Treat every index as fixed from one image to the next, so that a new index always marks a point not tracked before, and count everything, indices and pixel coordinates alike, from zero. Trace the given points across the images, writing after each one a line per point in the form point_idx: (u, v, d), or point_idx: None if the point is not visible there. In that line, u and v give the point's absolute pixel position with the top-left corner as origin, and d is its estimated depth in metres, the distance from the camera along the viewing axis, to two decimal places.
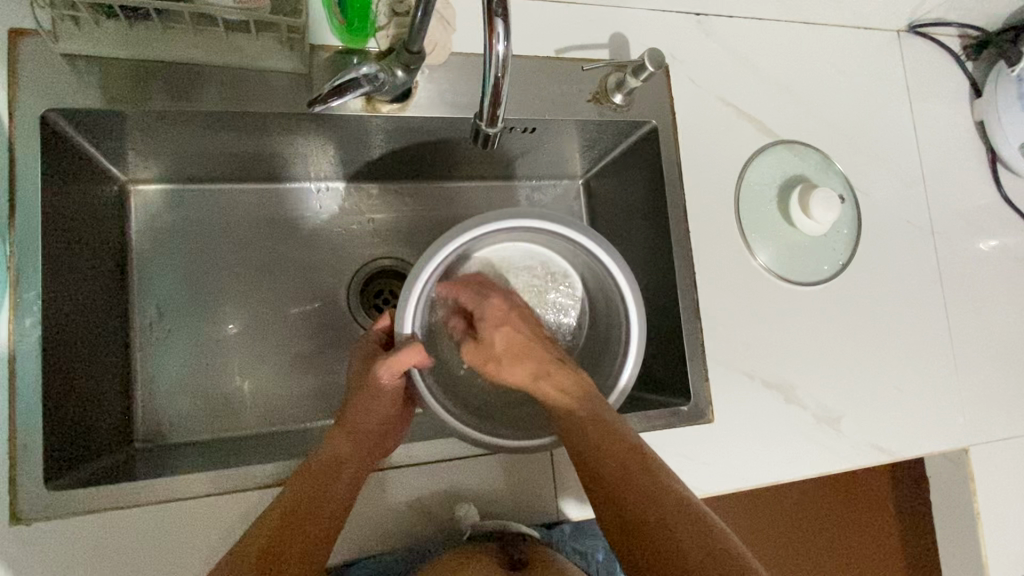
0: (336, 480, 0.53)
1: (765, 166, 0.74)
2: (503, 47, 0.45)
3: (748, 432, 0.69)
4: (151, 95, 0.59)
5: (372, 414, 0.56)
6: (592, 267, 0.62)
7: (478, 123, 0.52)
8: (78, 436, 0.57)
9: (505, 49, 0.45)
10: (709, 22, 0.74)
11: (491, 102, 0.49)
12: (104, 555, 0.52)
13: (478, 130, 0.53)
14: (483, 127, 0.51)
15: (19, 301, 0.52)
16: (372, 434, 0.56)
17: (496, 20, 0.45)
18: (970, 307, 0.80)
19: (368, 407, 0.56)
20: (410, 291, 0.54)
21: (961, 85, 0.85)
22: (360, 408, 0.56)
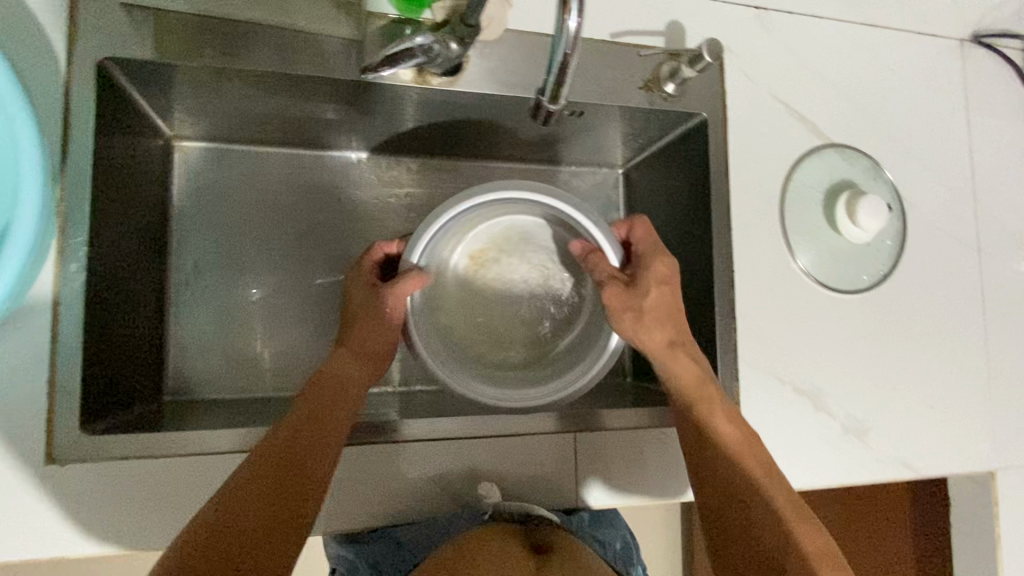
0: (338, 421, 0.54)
1: (813, 168, 0.73)
2: (575, 22, 0.43)
3: (773, 436, 0.68)
4: (204, 51, 0.58)
5: (378, 339, 0.57)
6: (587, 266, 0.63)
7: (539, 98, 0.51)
8: (114, 383, 0.58)
9: (576, 25, 0.43)
10: (768, 16, 0.73)
11: (556, 81, 0.49)
12: (134, 501, 0.53)
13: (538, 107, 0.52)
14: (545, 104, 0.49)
15: (65, 246, 0.53)
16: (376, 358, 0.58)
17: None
18: (1010, 328, 0.78)
19: (373, 332, 0.57)
20: (433, 224, 0.54)
21: (1021, 100, 0.82)
22: (367, 332, 0.57)
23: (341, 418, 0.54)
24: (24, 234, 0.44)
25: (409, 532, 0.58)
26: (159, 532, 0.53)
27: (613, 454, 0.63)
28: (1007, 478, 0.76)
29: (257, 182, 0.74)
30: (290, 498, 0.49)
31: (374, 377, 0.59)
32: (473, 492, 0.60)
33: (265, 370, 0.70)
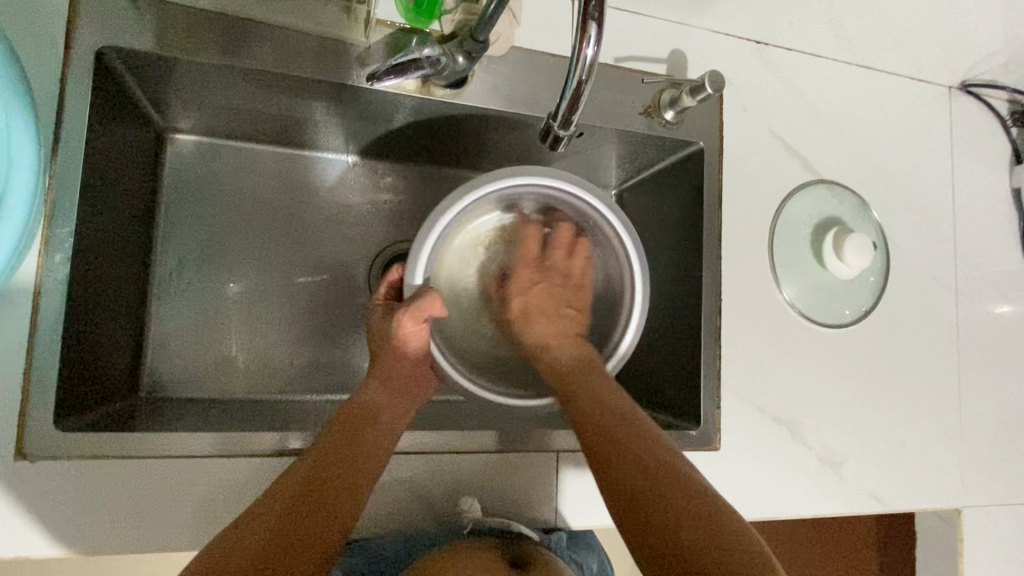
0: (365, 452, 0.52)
1: (804, 203, 0.74)
2: (593, 51, 0.42)
3: (751, 464, 0.69)
4: (207, 47, 0.58)
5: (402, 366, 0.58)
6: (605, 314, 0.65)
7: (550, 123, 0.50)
8: (90, 378, 0.56)
9: (594, 53, 0.43)
10: (769, 51, 0.74)
11: (568, 105, 0.47)
12: (104, 502, 0.52)
13: (549, 130, 0.51)
14: (556, 128, 0.49)
15: (51, 236, 0.51)
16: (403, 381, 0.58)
17: (591, 22, 0.42)
18: (983, 370, 0.81)
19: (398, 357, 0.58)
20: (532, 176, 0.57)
21: (1003, 150, 0.85)
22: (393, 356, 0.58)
23: (369, 444, 0.53)
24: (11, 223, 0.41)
25: (384, 546, 0.57)
26: (128, 535, 0.52)
27: (590, 472, 0.63)
28: (971, 514, 0.78)
29: (252, 180, 0.73)
30: (302, 535, 0.47)
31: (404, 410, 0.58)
32: (453, 506, 0.60)
33: (246, 371, 0.69)
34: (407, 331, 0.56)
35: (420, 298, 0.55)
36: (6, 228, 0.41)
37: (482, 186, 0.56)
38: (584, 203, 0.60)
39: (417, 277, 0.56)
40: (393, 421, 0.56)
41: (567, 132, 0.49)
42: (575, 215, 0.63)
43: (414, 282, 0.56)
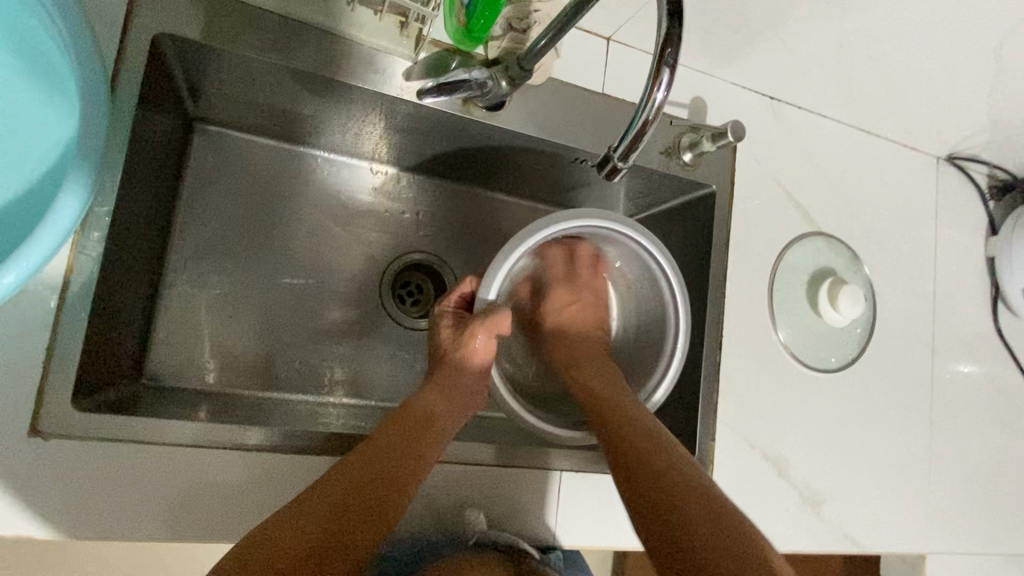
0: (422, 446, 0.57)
1: (802, 252, 0.78)
2: (663, 94, 0.45)
3: (738, 497, 0.72)
4: (257, 43, 0.59)
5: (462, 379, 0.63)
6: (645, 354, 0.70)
7: (610, 154, 0.51)
8: (104, 359, 0.56)
9: (663, 97, 0.46)
10: (779, 107, 0.80)
11: (631, 140, 0.49)
12: (108, 486, 0.51)
13: (607, 161, 0.52)
14: (616, 161, 0.50)
15: (89, 214, 0.52)
16: (463, 388, 0.63)
17: (663, 69, 0.45)
18: (952, 423, 0.85)
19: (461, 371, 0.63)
20: (619, 224, 0.62)
21: (980, 220, 0.92)
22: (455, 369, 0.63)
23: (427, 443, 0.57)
24: (71, 198, 0.42)
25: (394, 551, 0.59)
26: (130, 521, 0.51)
27: (588, 492, 0.65)
28: (934, 561, 0.82)
29: (275, 178, 0.74)
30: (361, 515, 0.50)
31: (459, 416, 0.62)
32: (457, 518, 0.61)
33: (254, 367, 0.69)
34: (479, 342, 0.62)
35: (494, 313, 0.61)
36: (63, 217, 0.42)
37: (580, 222, 0.60)
38: (654, 264, 0.65)
39: (491, 295, 0.61)
40: (448, 427, 0.60)
41: (624, 164, 0.51)
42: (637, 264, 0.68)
43: (488, 298, 0.61)
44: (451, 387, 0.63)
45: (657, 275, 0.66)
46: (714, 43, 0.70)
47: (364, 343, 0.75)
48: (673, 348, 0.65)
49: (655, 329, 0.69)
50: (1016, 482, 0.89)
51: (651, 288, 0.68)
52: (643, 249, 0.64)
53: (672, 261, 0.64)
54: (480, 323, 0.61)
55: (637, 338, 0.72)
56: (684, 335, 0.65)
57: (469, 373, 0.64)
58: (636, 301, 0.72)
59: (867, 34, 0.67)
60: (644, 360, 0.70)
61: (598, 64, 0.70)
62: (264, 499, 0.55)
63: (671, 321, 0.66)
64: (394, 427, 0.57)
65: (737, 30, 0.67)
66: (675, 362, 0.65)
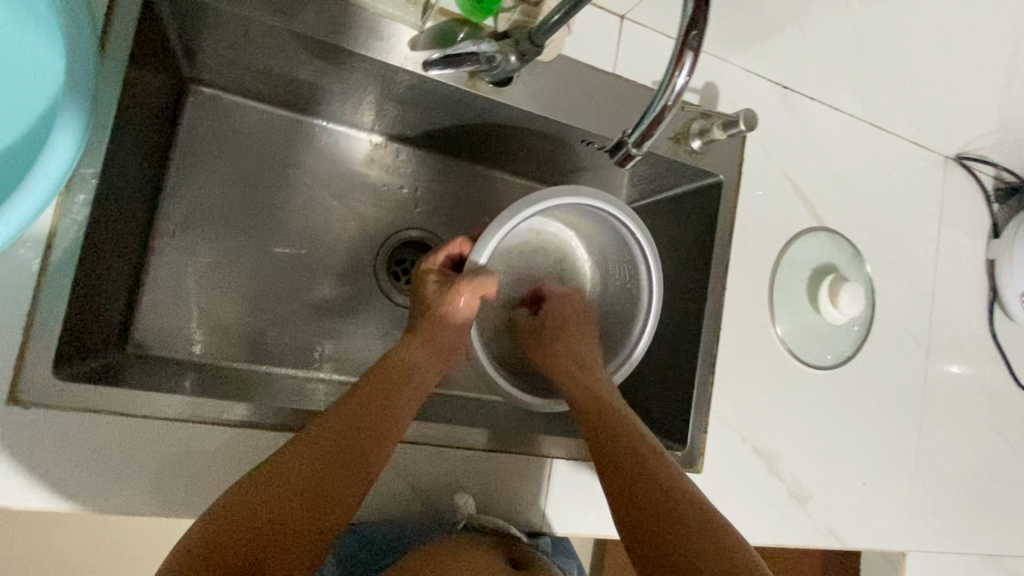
0: (398, 403, 0.56)
1: (805, 247, 0.77)
2: (685, 78, 0.43)
3: (727, 490, 0.72)
4: (256, 4, 0.56)
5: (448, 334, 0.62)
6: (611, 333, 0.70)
7: (623, 139, 0.49)
8: (88, 327, 0.54)
9: (684, 82, 0.44)
10: (792, 97, 0.78)
11: (647, 127, 0.47)
12: (90, 457, 0.50)
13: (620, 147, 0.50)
14: (630, 147, 0.48)
15: (75, 175, 0.50)
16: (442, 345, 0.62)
17: (687, 52, 0.43)
18: (940, 424, 0.86)
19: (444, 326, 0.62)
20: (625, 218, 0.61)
21: (984, 222, 0.91)
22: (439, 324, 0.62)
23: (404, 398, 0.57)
24: (60, 147, 0.41)
25: (377, 530, 0.58)
26: (110, 493, 0.50)
27: (580, 482, 0.65)
28: (916, 559, 0.83)
29: (269, 145, 0.72)
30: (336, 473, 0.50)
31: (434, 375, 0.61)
32: (446, 502, 0.60)
33: (239, 338, 0.68)
34: (463, 298, 0.61)
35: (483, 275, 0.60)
36: (52, 170, 0.40)
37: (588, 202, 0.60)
38: (630, 244, 0.64)
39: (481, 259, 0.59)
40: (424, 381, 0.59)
41: (638, 151, 0.49)
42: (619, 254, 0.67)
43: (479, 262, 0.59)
44: (432, 340, 0.61)
45: (634, 257, 0.65)
46: (732, 30, 0.68)
47: (356, 320, 0.73)
48: (642, 323, 0.65)
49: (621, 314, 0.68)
50: (999, 485, 0.89)
51: (627, 266, 0.66)
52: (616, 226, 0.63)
53: (653, 243, 0.63)
54: (465, 283, 0.60)
55: (612, 305, 0.71)
56: (654, 307, 0.64)
57: (451, 330, 0.62)
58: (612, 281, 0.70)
59: (887, 27, 0.65)
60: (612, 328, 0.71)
61: (610, 43, 0.68)
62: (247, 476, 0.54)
63: (642, 301, 0.65)
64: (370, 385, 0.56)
65: (758, 17, 0.65)
66: (646, 332, 0.65)
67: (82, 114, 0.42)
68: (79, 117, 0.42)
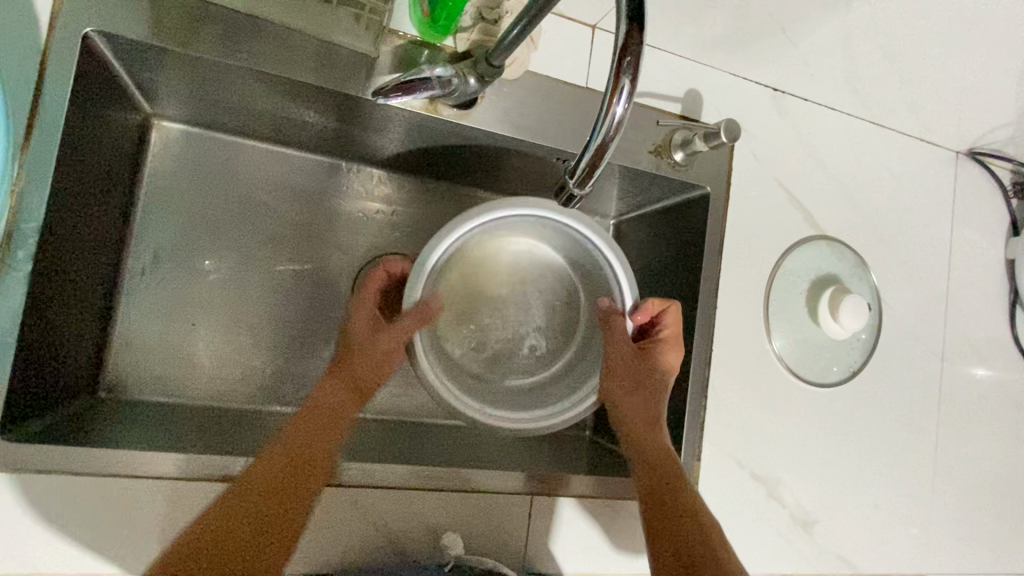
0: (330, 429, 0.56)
1: (802, 257, 0.73)
2: (622, 107, 0.40)
3: (726, 518, 0.68)
4: (200, 40, 0.53)
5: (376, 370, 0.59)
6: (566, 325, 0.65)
7: (566, 181, 0.47)
8: (44, 382, 0.53)
9: (624, 110, 0.40)
10: (782, 100, 0.74)
11: (588, 164, 0.44)
12: (50, 516, 0.49)
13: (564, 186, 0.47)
14: (572, 188, 0.45)
15: (16, 231, 0.49)
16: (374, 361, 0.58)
17: (623, 77, 0.40)
18: (958, 437, 0.81)
19: (373, 365, 0.59)
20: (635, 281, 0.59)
21: (1002, 219, 0.85)
22: (367, 365, 0.59)
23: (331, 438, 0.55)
24: None
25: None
26: (73, 551, 0.50)
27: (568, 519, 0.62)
28: None
29: (238, 174, 0.70)
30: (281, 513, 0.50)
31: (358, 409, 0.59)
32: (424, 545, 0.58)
33: (214, 377, 0.66)
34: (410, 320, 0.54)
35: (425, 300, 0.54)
36: None
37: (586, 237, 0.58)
38: (603, 261, 0.58)
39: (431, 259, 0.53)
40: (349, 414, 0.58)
41: (582, 190, 0.46)
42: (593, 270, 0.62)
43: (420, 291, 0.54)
44: (351, 380, 0.59)
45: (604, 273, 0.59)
46: (711, 35, 0.64)
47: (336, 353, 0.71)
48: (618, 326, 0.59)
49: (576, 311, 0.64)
50: None
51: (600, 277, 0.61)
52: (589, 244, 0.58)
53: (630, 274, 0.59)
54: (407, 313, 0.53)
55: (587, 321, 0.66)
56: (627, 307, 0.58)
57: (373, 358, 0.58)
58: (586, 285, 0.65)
59: (877, 24, 0.60)
60: (585, 347, 0.65)
61: (582, 56, 0.64)
62: None
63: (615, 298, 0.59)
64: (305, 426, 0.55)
65: (738, 21, 0.61)
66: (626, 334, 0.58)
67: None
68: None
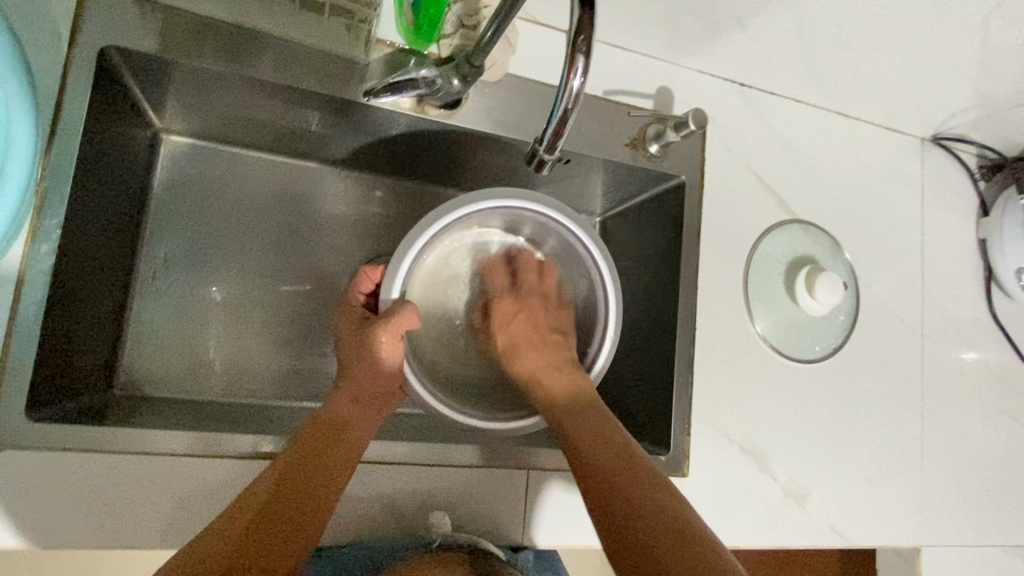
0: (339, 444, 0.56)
1: (778, 240, 0.77)
2: (579, 80, 0.44)
3: (718, 491, 0.70)
4: (205, 52, 0.59)
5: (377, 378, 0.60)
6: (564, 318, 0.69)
7: (536, 147, 0.51)
8: (64, 371, 0.56)
9: (579, 84, 0.45)
10: (750, 94, 0.79)
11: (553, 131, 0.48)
12: (67, 495, 0.52)
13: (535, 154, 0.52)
14: (541, 154, 0.50)
15: (39, 226, 0.53)
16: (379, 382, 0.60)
17: (578, 56, 0.44)
18: (944, 412, 0.83)
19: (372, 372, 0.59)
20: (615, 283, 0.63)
21: (971, 202, 0.89)
22: (365, 372, 0.59)
23: (343, 451, 0.56)
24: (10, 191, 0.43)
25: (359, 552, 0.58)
26: (88, 530, 0.52)
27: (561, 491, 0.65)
28: (930, 555, 0.80)
29: (243, 183, 0.74)
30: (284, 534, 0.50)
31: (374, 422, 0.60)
32: (425, 521, 0.61)
33: (223, 374, 0.69)
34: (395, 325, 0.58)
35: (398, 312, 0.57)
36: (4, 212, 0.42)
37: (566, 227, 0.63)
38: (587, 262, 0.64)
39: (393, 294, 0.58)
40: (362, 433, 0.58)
41: (551, 154, 0.50)
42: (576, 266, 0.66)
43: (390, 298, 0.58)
44: (359, 394, 0.59)
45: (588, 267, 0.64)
46: (677, 33, 0.69)
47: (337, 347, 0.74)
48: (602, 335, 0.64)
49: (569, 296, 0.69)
50: (1016, 472, 0.86)
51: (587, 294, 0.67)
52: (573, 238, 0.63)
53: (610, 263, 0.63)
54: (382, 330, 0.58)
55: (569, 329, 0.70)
56: (611, 329, 0.64)
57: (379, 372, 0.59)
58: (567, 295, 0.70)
59: (829, 15, 0.65)
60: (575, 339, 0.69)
61: (558, 58, 0.69)
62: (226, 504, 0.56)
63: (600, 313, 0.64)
64: (309, 441, 0.55)
65: (700, 18, 0.66)
66: (604, 350, 0.65)
67: (25, 165, 0.43)
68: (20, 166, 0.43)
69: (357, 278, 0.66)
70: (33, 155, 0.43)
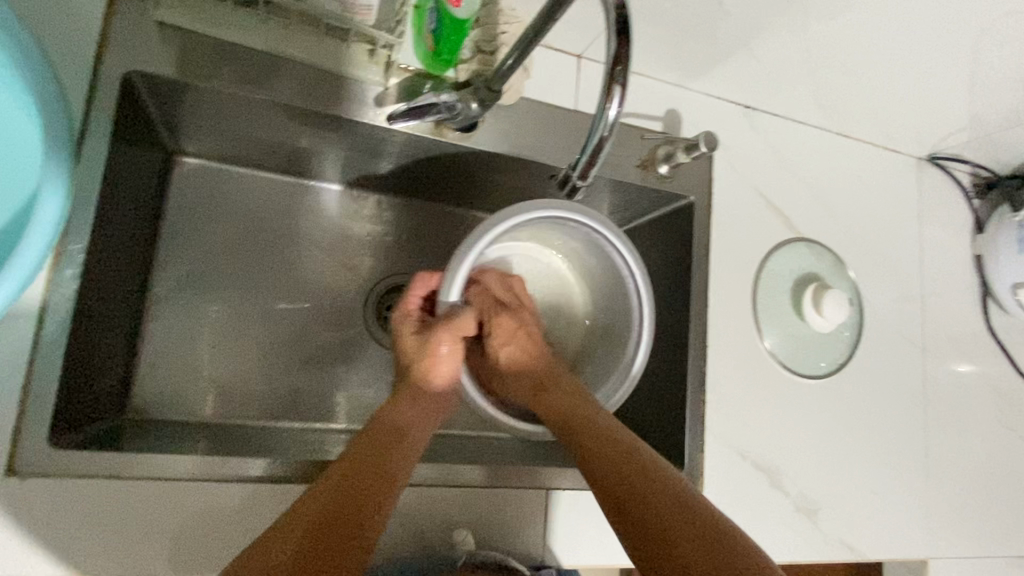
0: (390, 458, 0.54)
1: (785, 258, 0.78)
2: (616, 110, 0.48)
3: (733, 508, 0.71)
4: (225, 75, 0.59)
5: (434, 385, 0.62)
6: (609, 328, 0.68)
7: (568, 173, 0.54)
8: (82, 398, 0.56)
9: (616, 113, 0.48)
10: (754, 115, 0.81)
11: (588, 160, 0.51)
12: (89, 522, 0.52)
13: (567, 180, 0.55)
14: (575, 179, 0.53)
15: (63, 251, 0.52)
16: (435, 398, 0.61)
17: (614, 87, 0.47)
18: (947, 425, 0.84)
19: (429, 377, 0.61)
20: (644, 292, 0.63)
21: (966, 219, 0.91)
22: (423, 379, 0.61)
23: (399, 459, 0.55)
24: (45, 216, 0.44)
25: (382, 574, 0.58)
26: (110, 557, 0.52)
27: (580, 509, 0.65)
28: (939, 567, 0.81)
29: (256, 204, 0.75)
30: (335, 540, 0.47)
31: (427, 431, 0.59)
32: (448, 543, 0.61)
33: (238, 396, 0.69)
34: (451, 327, 0.61)
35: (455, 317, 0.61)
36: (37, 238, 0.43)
37: (596, 228, 0.61)
38: (620, 266, 0.64)
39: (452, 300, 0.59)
40: (419, 438, 0.58)
41: (585, 182, 0.53)
42: (611, 273, 0.66)
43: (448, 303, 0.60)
44: (417, 398, 0.60)
45: (621, 272, 0.64)
46: (686, 58, 0.71)
47: (350, 369, 0.74)
48: (637, 334, 0.63)
49: (613, 304, 0.68)
50: (1017, 483, 0.87)
51: (620, 295, 0.66)
52: (604, 242, 0.63)
53: (643, 263, 0.63)
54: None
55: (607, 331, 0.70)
56: (645, 318, 0.63)
57: (434, 382, 0.62)
58: (601, 299, 0.70)
59: (832, 42, 0.68)
60: (611, 352, 0.68)
61: (570, 81, 0.71)
62: (247, 528, 0.56)
63: (634, 313, 0.64)
64: (359, 452, 0.53)
65: (709, 43, 0.68)
66: (640, 346, 0.63)
67: (50, 229, 0.44)
68: (45, 231, 0.44)
69: (414, 282, 0.66)
70: (60, 219, 0.45)
